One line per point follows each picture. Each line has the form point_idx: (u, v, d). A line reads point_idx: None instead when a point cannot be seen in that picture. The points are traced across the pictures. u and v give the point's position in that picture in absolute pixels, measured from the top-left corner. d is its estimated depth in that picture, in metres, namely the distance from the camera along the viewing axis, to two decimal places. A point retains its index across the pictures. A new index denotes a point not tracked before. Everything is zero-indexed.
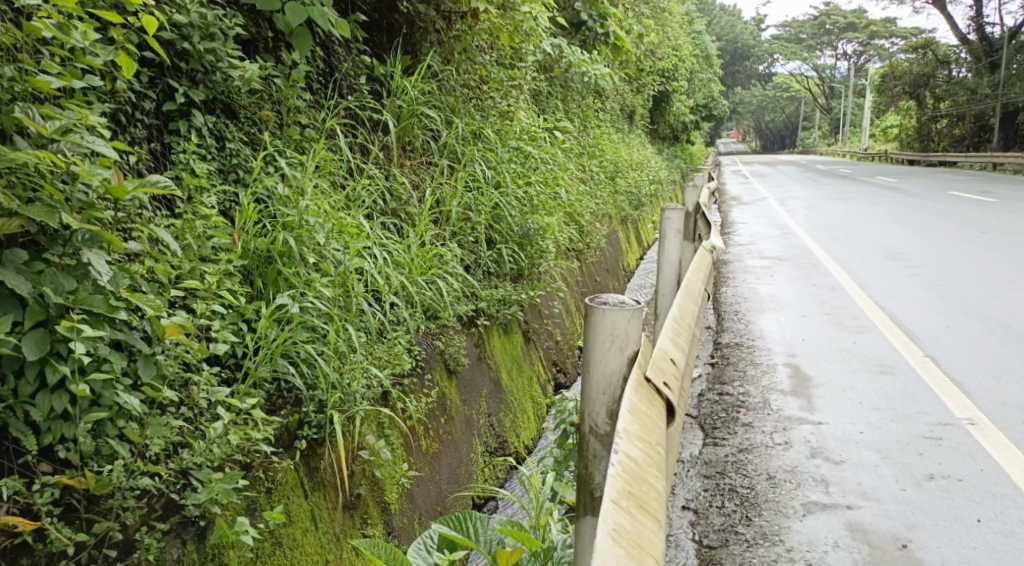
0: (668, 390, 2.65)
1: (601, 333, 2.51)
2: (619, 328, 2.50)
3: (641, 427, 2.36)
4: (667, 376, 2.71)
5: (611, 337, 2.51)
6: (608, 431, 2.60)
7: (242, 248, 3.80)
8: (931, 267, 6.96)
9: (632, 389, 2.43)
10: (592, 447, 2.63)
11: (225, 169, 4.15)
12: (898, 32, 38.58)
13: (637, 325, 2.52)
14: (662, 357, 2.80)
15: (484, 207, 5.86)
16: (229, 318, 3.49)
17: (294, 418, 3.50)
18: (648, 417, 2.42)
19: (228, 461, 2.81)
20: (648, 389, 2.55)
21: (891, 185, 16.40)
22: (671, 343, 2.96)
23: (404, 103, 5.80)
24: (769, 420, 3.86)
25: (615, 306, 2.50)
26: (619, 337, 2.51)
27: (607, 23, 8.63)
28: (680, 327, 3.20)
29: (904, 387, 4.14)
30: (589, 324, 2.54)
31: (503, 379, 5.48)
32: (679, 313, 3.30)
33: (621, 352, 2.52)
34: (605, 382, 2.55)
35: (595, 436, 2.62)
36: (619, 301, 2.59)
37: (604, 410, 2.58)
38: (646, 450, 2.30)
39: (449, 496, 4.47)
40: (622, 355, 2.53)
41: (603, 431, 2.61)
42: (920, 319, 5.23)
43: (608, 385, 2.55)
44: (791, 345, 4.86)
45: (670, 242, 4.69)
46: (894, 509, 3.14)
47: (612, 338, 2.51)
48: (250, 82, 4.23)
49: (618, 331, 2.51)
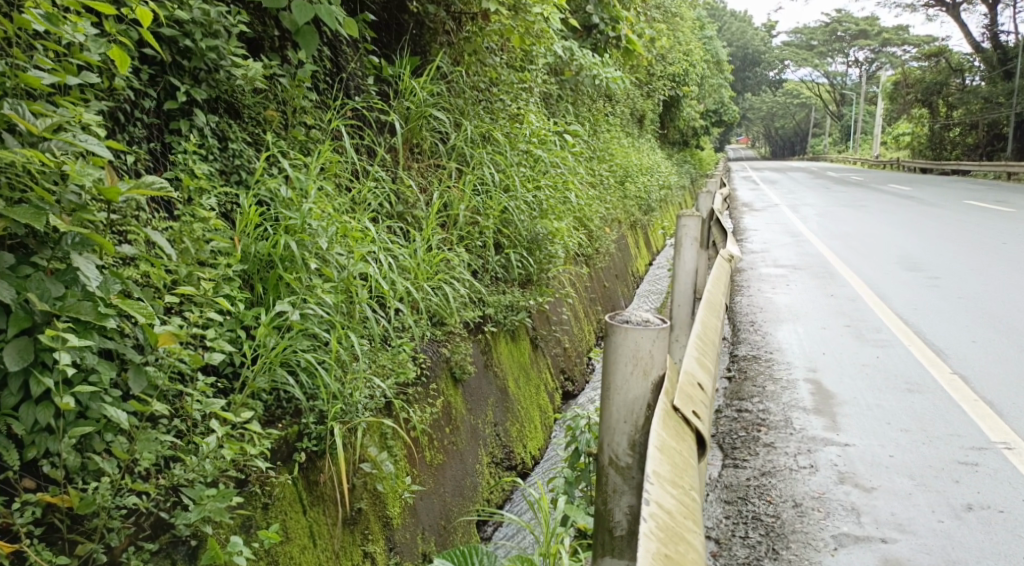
0: (698, 420, 2.53)
1: (623, 354, 2.41)
2: (642, 348, 2.40)
3: (672, 470, 2.26)
4: (697, 404, 2.58)
5: (633, 357, 2.40)
6: (628, 463, 2.46)
7: (242, 251, 3.66)
8: (952, 278, 6.80)
9: (661, 423, 2.33)
10: (612, 481, 2.48)
11: (226, 170, 4.02)
12: (909, 40, 38.36)
13: (661, 345, 2.41)
14: (689, 381, 2.67)
15: (492, 212, 5.73)
16: (227, 325, 3.34)
17: (294, 430, 3.38)
18: (676, 453, 2.33)
19: (224, 478, 2.68)
20: (676, 421, 2.43)
21: (904, 193, 16.21)
22: (699, 366, 2.82)
23: (412, 104, 5.66)
24: (792, 440, 3.70)
25: (639, 325, 2.39)
26: (642, 358, 2.40)
27: (619, 26, 8.48)
28: (705, 345, 3.06)
29: (933, 408, 3.98)
30: (610, 344, 2.43)
31: (510, 387, 5.33)
32: (702, 329, 3.15)
33: (645, 376, 2.42)
34: (627, 407, 2.44)
35: (615, 469, 2.48)
36: (644, 319, 2.47)
37: (625, 440, 2.46)
38: (678, 498, 2.21)
39: (454, 509, 4.33)
40: (646, 379, 2.42)
41: (623, 463, 2.47)
42: (944, 333, 5.07)
43: (630, 412, 2.44)
44: (811, 359, 4.70)
45: (685, 250, 4.61)
46: (933, 544, 2.99)
47: (635, 359, 2.41)
48: (253, 81, 4.08)
49: (641, 351, 2.40)
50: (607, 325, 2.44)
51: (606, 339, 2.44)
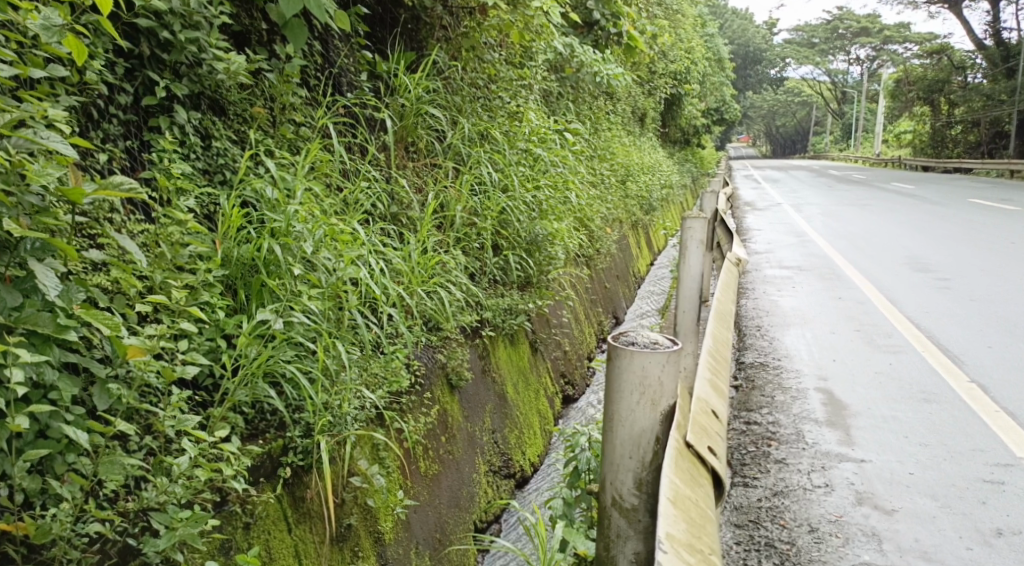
0: (713, 458, 2.35)
1: (629, 380, 2.30)
2: (650, 375, 2.29)
3: (688, 531, 2.09)
4: (711, 439, 2.41)
5: (640, 385, 2.29)
6: (634, 504, 2.34)
7: (223, 255, 3.47)
8: (963, 279, 6.61)
9: (673, 471, 2.17)
10: (615, 523, 2.37)
11: (210, 169, 3.84)
12: (911, 38, 38.09)
13: (670, 371, 2.30)
14: (702, 409, 2.51)
15: (490, 212, 5.55)
16: (206, 334, 3.15)
17: (278, 444, 3.20)
18: (691, 501, 2.17)
19: (200, 499, 2.52)
20: (689, 463, 2.26)
21: (908, 192, 16.00)
22: (711, 390, 2.64)
23: (407, 101, 5.48)
24: (805, 456, 3.51)
25: (645, 349, 2.28)
26: (649, 385, 2.29)
27: (621, 22, 8.31)
28: (718, 363, 2.88)
29: (953, 420, 3.80)
30: (615, 370, 2.31)
31: (509, 393, 5.15)
32: (714, 346, 2.98)
33: (653, 406, 2.30)
34: (635, 441, 2.33)
35: (619, 510, 2.37)
36: (652, 340, 2.34)
37: (631, 479, 2.34)
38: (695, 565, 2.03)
39: (449, 522, 4.16)
40: (654, 410, 2.31)
41: (628, 504, 2.35)
42: (959, 338, 4.89)
43: (636, 446, 2.33)
44: (821, 366, 4.51)
45: (691, 253, 4.44)
46: None
47: (642, 389, 2.30)
48: (236, 76, 3.88)
49: (648, 378, 2.29)
50: (611, 348, 2.33)
51: (612, 364, 2.32)
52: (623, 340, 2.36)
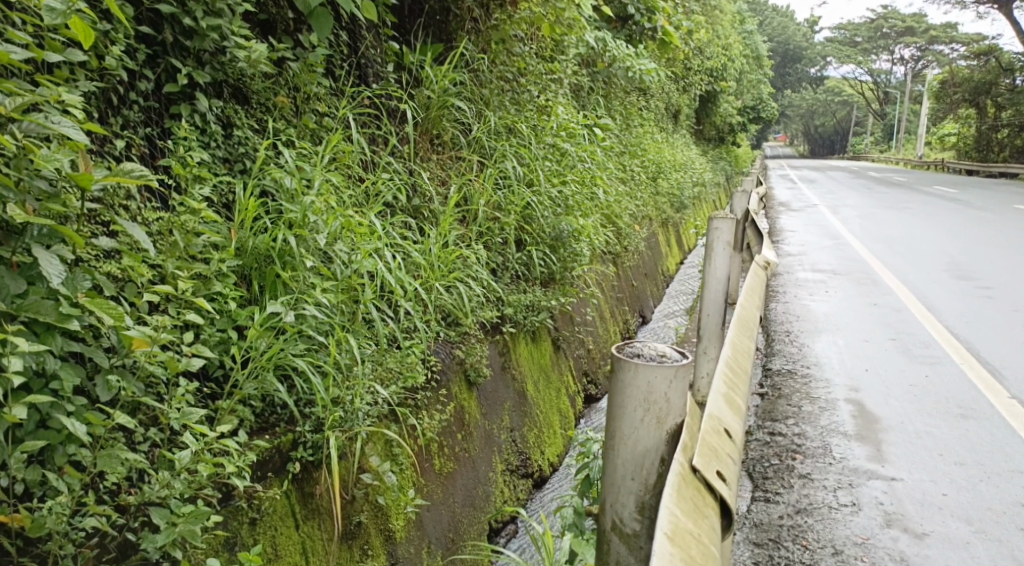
0: (720, 486, 2.27)
1: (632, 395, 2.21)
2: (655, 392, 2.19)
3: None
4: (720, 464, 2.33)
5: (644, 401, 2.20)
6: (635, 530, 2.25)
7: (239, 245, 3.41)
8: (1004, 289, 6.42)
9: (671, 501, 2.10)
10: (615, 548, 2.28)
11: (230, 158, 3.80)
12: (955, 39, 37.32)
13: (677, 387, 2.21)
14: (712, 429, 2.42)
15: (514, 207, 5.49)
16: (218, 325, 3.10)
17: (287, 439, 3.16)
18: (691, 536, 2.08)
19: (204, 496, 2.48)
20: (690, 493, 2.18)
21: (949, 196, 15.64)
22: (725, 408, 2.56)
23: (433, 93, 5.41)
24: (831, 472, 3.40)
25: (651, 364, 2.18)
26: (653, 402, 2.20)
27: (655, 17, 8.19)
28: (734, 375, 2.78)
29: (990, 438, 3.66)
30: (619, 384, 2.22)
31: (529, 390, 5.07)
32: (730, 357, 2.88)
33: (658, 425, 2.21)
34: (638, 460, 2.24)
35: (619, 535, 2.28)
36: (659, 353, 2.25)
37: (632, 503, 2.25)
38: None
39: (464, 522, 4.09)
40: (659, 429, 2.22)
41: (628, 529, 2.26)
42: (999, 351, 4.73)
43: (639, 467, 2.24)
44: (852, 376, 4.39)
45: (717, 255, 4.31)
46: None
47: (647, 406, 2.20)
48: (257, 64, 3.81)
49: (653, 395, 2.19)
50: (615, 360, 2.23)
51: (616, 377, 2.23)
52: (628, 352, 2.26)
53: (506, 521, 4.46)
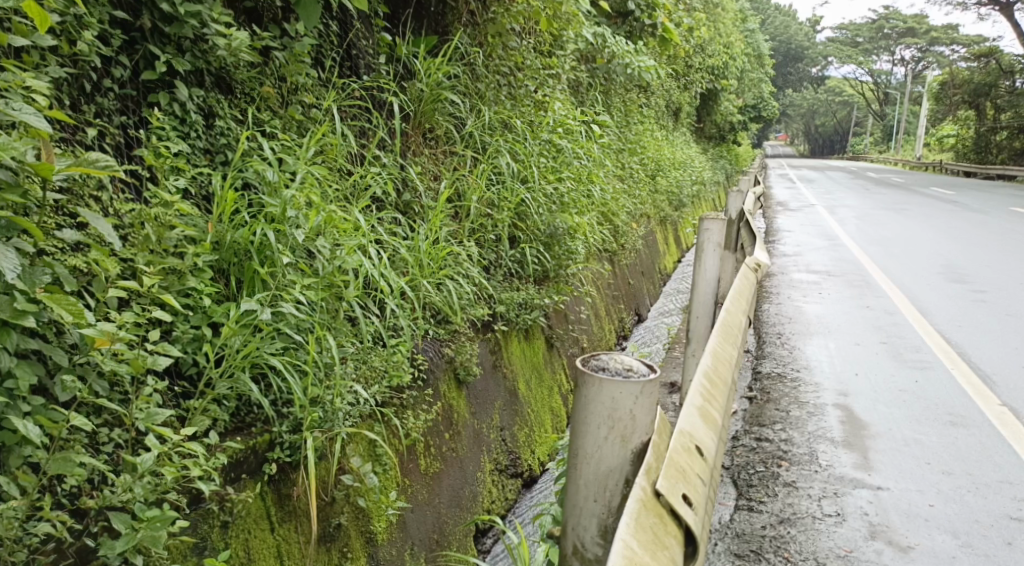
0: (683, 513, 2.15)
1: (596, 410, 2.14)
2: (619, 408, 2.13)
3: None
4: (686, 487, 2.21)
5: (608, 418, 2.14)
6: (596, 555, 2.20)
7: (216, 239, 3.31)
8: (1000, 292, 6.33)
9: (626, 534, 1.98)
10: None
11: (212, 149, 3.70)
12: (958, 40, 37.22)
13: (643, 404, 2.14)
14: (681, 448, 2.30)
15: (506, 203, 5.39)
16: (193, 320, 3.01)
17: (264, 439, 3.06)
18: None
19: (169, 500, 2.40)
20: (648, 523, 2.07)
21: (948, 198, 15.54)
22: (699, 423, 2.45)
23: (426, 86, 5.31)
24: (816, 480, 3.30)
25: (616, 379, 2.12)
26: (618, 419, 2.14)
27: (656, 13, 8.08)
28: (712, 387, 2.67)
29: (980, 446, 3.57)
30: (583, 400, 2.16)
31: (520, 389, 4.97)
32: (710, 367, 2.76)
33: (622, 444, 2.16)
34: (601, 480, 2.18)
35: (580, 558, 2.23)
36: (625, 366, 2.19)
37: (595, 527, 2.21)
38: None
39: (449, 523, 4.00)
40: (623, 448, 2.16)
41: (591, 554, 2.21)
42: (992, 356, 4.64)
43: (602, 489, 2.19)
44: (842, 381, 4.29)
45: (707, 256, 4.20)
46: None
47: (611, 423, 2.14)
48: (238, 53, 3.72)
49: (617, 412, 2.13)
50: (579, 374, 2.17)
51: (579, 393, 2.17)
52: (593, 365, 2.20)
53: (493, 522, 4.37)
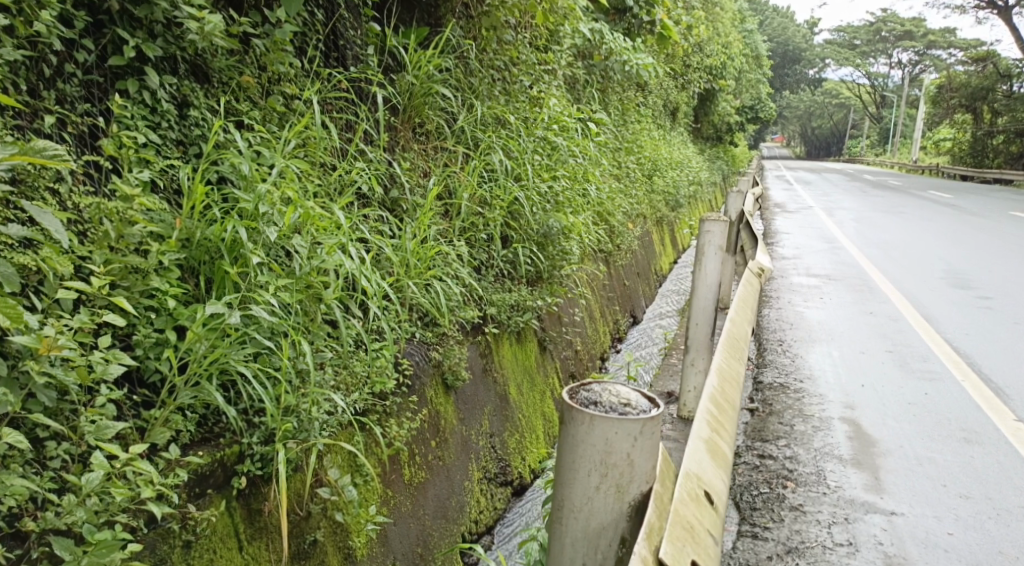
0: None
1: (587, 453, 2.02)
2: (614, 453, 2.00)
3: None
4: (693, 551, 1.99)
5: (601, 463, 2.01)
6: None
7: (185, 236, 3.09)
8: (1006, 299, 6.16)
9: None
10: None
11: (184, 140, 3.49)
12: (956, 44, 37.11)
13: (640, 448, 2.01)
14: (689, 499, 2.09)
15: (498, 201, 5.19)
16: (156, 323, 2.80)
17: (233, 450, 2.84)
18: None
19: (121, 523, 2.22)
20: None
21: (947, 201, 15.36)
22: (708, 463, 2.24)
23: (417, 79, 5.10)
24: (825, 504, 3.10)
25: (610, 417, 1.99)
26: (612, 466, 2.00)
27: (654, 10, 7.88)
28: (719, 413, 2.47)
29: (998, 466, 3.38)
30: (573, 440, 2.03)
31: (511, 393, 4.77)
32: (716, 390, 2.57)
33: (617, 496, 2.03)
34: (593, 535, 2.06)
35: None
36: (621, 401, 2.03)
37: None
38: None
39: (434, 534, 3.79)
40: (618, 500, 2.03)
41: None
42: (1003, 366, 4.45)
43: (593, 546, 2.06)
44: (848, 392, 4.09)
45: (707, 259, 3.97)
46: None
47: (604, 468, 2.01)
48: (212, 39, 3.47)
49: (611, 457, 2.00)
50: (569, 410, 2.05)
51: (570, 432, 2.04)
52: (585, 400, 2.07)
53: (482, 532, 4.16)
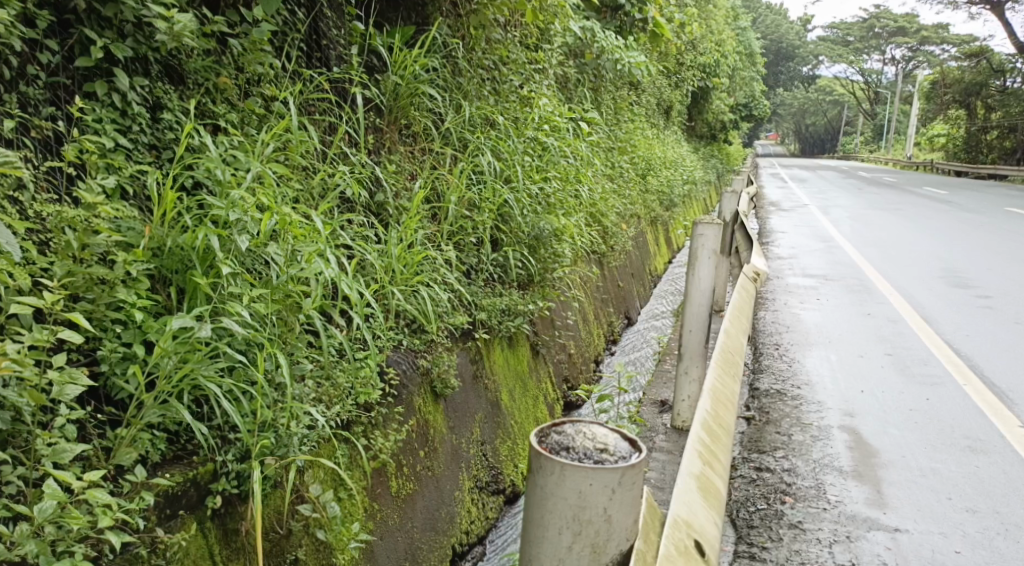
0: None
1: (558, 508, 1.85)
2: (588, 507, 1.83)
3: None
4: None
5: (574, 520, 1.84)
6: None
7: (155, 244, 2.97)
8: (1007, 298, 6.06)
9: None
10: None
11: (157, 145, 3.36)
12: (949, 40, 37.09)
13: (617, 503, 1.84)
14: (677, 551, 1.95)
15: (487, 203, 5.06)
16: (122, 337, 2.68)
17: (207, 468, 2.70)
18: None
19: (79, 553, 2.13)
20: None
21: (943, 198, 15.26)
22: (699, 505, 2.12)
23: (402, 80, 4.98)
24: (826, 521, 2.98)
25: (587, 468, 1.81)
26: (587, 522, 1.84)
27: (646, 8, 7.75)
28: (713, 443, 2.35)
29: (1004, 477, 3.27)
30: (544, 492, 1.85)
31: (503, 400, 4.64)
32: (710, 415, 2.44)
33: (593, 555, 1.86)
34: None
35: None
36: (598, 448, 1.86)
37: None
38: None
39: (423, 548, 3.65)
40: (595, 559, 1.87)
41: None
42: (1006, 369, 4.34)
43: None
44: (848, 398, 3.98)
45: (701, 264, 3.86)
46: None
47: (578, 525, 1.84)
48: (182, 40, 3.33)
49: (586, 512, 1.83)
50: (537, 457, 1.87)
51: (540, 483, 1.86)
52: (555, 444, 1.90)
53: (472, 544, 4.03)
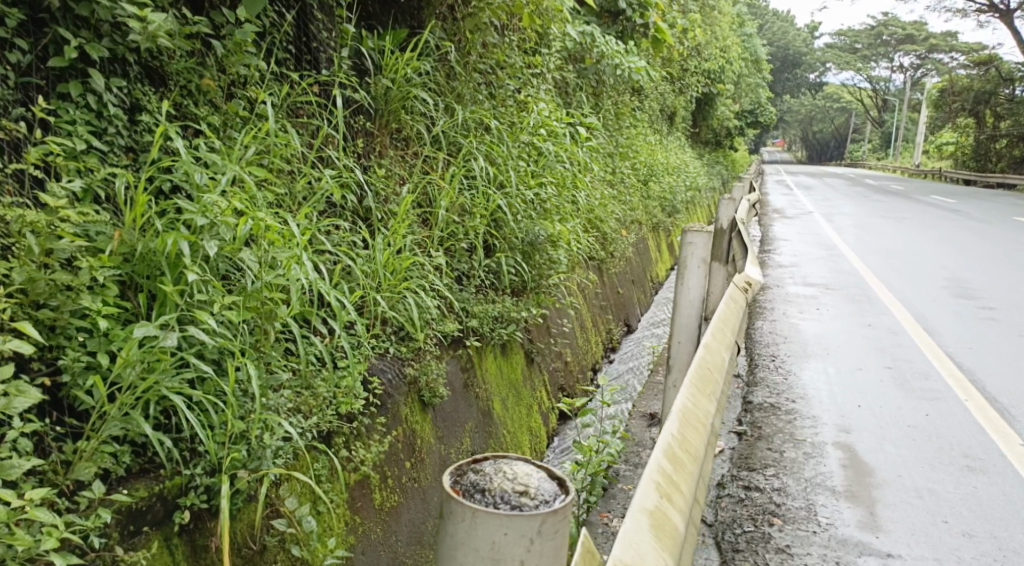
0: None
1: (469, 560, 1.69)
2: (503, 559, 1.68)
3: None
4: None
5: None
6: None
7: (125, 250, 2.87)
8: (1011, 310, 5.93)
9: None
10: None
11: (133, 147, 3.27)
12: (956, 47, 36.92)
13: (536, 554, 1.69)
14: None
15: (478, 209, 4.94)
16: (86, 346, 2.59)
17: (174, 482, 2.60)
18: None
19: None
20: None
21: (949, 207, 15.10)
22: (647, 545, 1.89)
23: (393, 84, 4.88)
24: (815, 545, 2.86)
25: (501, 513, 1.67)
26: None
27: (648, 13, 7.60)
28: (675, 473, 2.14)
29: (1004, 499, 3.15)
30: (456, 540, 1.71)
31: (495, 408, 4.52)
32: (675, 441, 2.24)
33: None
34: None
35: None
36: (517, 491, 1.74)
37: None
38: None
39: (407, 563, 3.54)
40: None
41: None
42: (1009, 383, 4.22)
43: None
44: (844, 413, 3.86)
45: (690, 273, 3.77)
46: None
47: None
48: (157, 41, 3.24)
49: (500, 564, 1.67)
50: (450, 502, 1.75)
51: (452, 531, 1.72)
52: (471, 486, 1.79)
53: None
